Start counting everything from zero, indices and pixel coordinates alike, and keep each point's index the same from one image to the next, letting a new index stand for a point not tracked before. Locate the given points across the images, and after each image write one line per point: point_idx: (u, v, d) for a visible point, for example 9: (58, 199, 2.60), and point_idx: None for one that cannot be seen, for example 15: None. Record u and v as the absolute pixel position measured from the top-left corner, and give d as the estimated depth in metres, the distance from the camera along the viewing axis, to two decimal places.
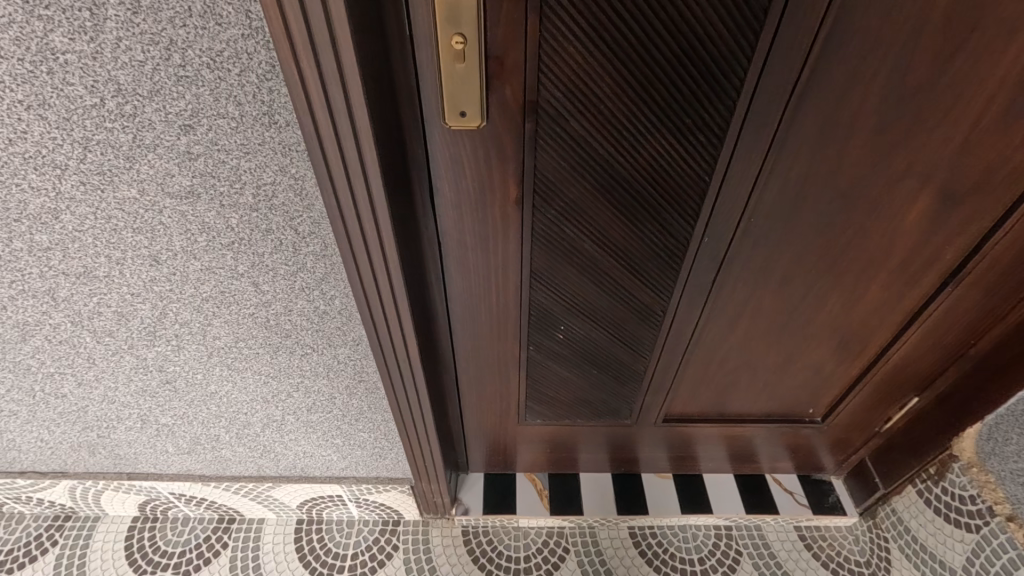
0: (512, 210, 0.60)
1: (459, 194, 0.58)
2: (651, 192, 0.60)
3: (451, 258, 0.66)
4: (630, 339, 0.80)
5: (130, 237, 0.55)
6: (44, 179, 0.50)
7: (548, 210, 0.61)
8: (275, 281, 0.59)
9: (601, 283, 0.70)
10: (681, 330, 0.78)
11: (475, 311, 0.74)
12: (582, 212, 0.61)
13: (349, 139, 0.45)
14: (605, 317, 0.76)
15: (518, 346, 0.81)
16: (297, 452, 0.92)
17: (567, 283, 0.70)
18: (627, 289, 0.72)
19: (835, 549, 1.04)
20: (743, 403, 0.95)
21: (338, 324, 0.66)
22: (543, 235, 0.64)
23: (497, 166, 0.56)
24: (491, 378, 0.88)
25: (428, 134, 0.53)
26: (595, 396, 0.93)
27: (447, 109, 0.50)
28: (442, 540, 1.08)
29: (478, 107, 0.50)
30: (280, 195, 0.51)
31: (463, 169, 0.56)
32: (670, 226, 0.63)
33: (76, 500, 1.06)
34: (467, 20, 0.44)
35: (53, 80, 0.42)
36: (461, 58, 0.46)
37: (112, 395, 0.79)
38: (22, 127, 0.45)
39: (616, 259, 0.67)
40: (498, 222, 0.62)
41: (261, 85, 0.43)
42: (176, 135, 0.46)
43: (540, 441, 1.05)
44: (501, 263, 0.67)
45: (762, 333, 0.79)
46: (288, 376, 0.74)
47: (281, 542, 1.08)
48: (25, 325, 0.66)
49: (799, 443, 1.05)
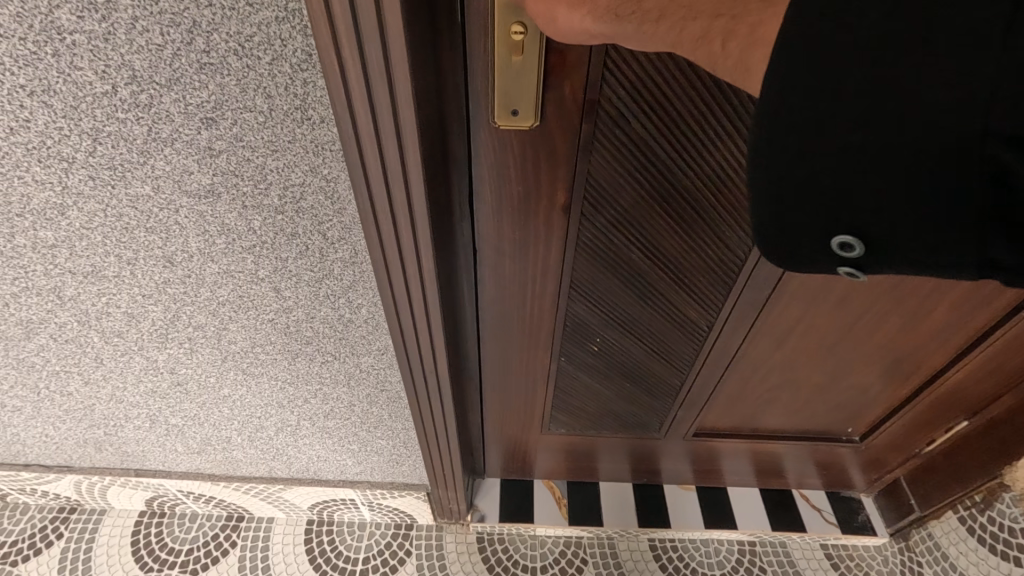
0: (558, 217, 0.56)
1: (502, 197, 0.54)
2: (713, 204, 0.55)
3: (487, 264, 0.62)
4: (669, 353, 0.76)
5: (143, 237, 0.50)
6: (50, 172, 0.45)
7: (598, 218, 0.56)
8: (299, 287, 0.55)
9: (646, 295, 0.66)
10: (725, 347, 0.74)
11: (507, 319, 0.70)
12: (634, 221, 0.57)
13: (391, 139, 0.40)
14: (646, 329, 0.72)
15: (549, 357, 0.77)
16: (310, 456, 0.88)
17: (609, 292, 0.66)
18: (673, 302, 0.67)
19: (863, 570, 1.01)
20: (777, 418, 0.92)
21: (363, 333, 0.61)
22: (589, 244, 0.59)
23: (547, 170, 0.51)
24: (518, 386, 0.84)
25: (474, 131, 0.48)
26: (623, 407, 0.88)
27: (498, 105, 0.45)
28: (456, 547, 1.05)
29: (533, 105, 0.45)
30: (309, 197, 0.46)
31: (508, 172, 0.51)
32: (730, 240, 0.59)
33: (82, 493, 1.03)
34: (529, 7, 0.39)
35: (60, 63, 0.37)
36: (519, 49, 0.42)
37: (120, 395, 0.75)
38: (25, 114, 0.40)
39: (665, 271, 0.63)
40: (542, 230, 0.57)
41: (294, 76, 0.37)
42: (197, 128, 0.41)
43: (562, 450, 1.01)
44: (540, 272, 0.63)
45: (809, 349, 0.75)
46: (307, 382, 0.70)
47: (292, 543, 1.05)
48: (29, 323, 0.62)
49: (831, 460, 1.01)
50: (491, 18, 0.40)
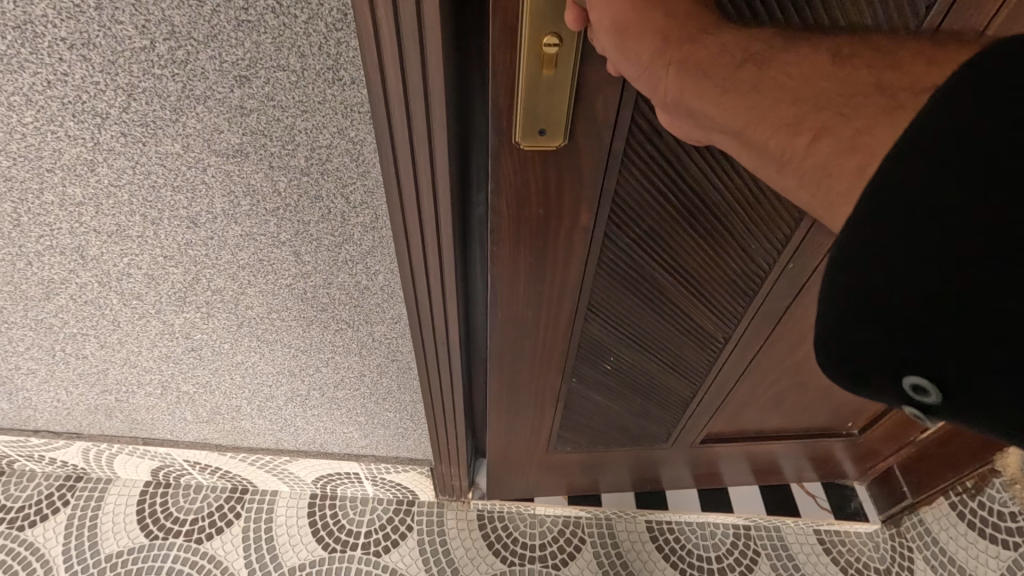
0: (579, 239, 0.56)
1: (521, 217, 0.53)
2: (737, 222, 0.57)
3: (498, 290, 0.62)
4: (679, 362, 0.79)
5: (169, 196, 0.51)
6: (82, 127, 0.46)
7: (621, 236, 0.58)
8: (318, 251, 0.56)
9: (661, 307, 0.69)
10: (741, 354, 0.77)
11: (516, 343, 0.70)
12: (656, 238, 0.59)
13: (419, 102, 0.41)
14: (658, 340, 0.74)
15: (558, 376, 0.77)
16: (318, 428, 0.90)
17: (627, 306, 0.68)
18: (686, 313, 0.70)
19: (855, 555, 1.03)
20: (777, 416, 0.93)
21: (378, 300, 0.63)
22: (611, 261, 0.61)
23: (569, 193, 0.52)
24: (525, 409, 0.84)
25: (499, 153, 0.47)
26: (628, 419, 0.90)
27: (524, 125, 0.45)
28: (457, 523, 1.06)
29: (562, 122, 0.45)
30: (335, 159, 0.47)
31: (528, 196, 0.51)
32: (749, 255, 0.62)
33: (89, 461, 1.04)
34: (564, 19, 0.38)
35: (102, 16, 0.38)
36: (551, 61, 0.41)
37: (134, 359, 0.76)
38: (63, 68, 0.41)
39: (682, 284, 0.65)
40: (561, 253, 0.58)
41: (329, 35, 0.39)
42: (230, 86, 0.42)
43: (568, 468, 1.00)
44: (555, 294, 0.63)
45: (809, 354, 0.78)
46: (319, 351, 0.71)
47: (295, 516, 1.07)
48: (50, 283, 0.63)
49: (824, 453, 1.02)
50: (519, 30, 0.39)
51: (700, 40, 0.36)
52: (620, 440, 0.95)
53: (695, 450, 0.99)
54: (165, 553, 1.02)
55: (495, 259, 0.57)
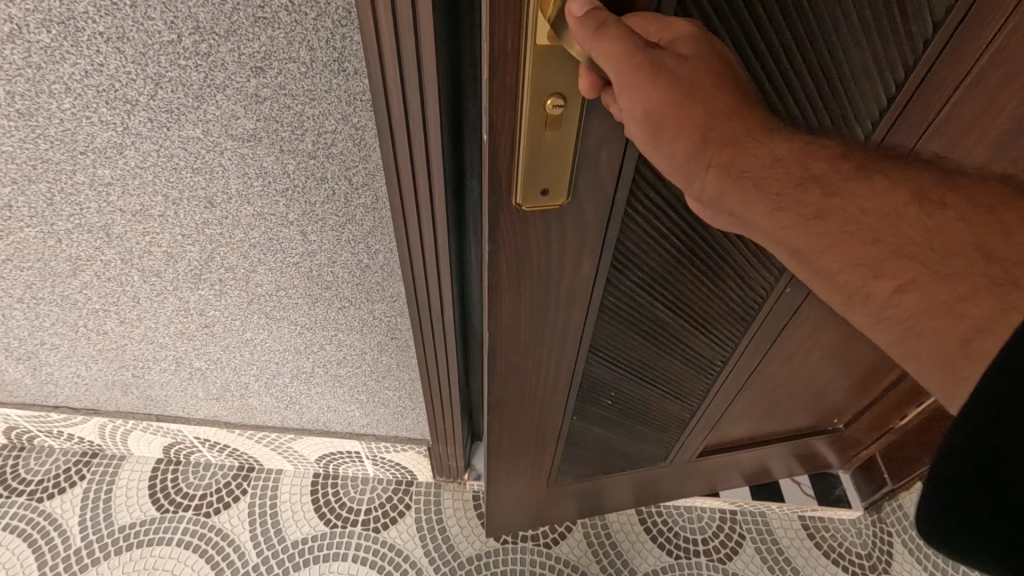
0: (584, 290, 0.59)
1: (521, 276, 0.54)
2: (732, 257, 0.63)
3: (502, 345, 0.62)
4: (679, 387, 0.83)
5: (189, 177, 0.57)
6: (114, 113, 0.51)
7: (627, 280, 0.61)
8: (323, 231, 0.61)
9: (662, 338, 0.72)
10: (743, 369, 0.81)
11: (520, 389, 0.71)
12: (660, 280, 0.63)
13: (414, 91, 0.46)
14: (658, 368, 0.78)
15: (561, 415, 0.79)
16: (321, 406, 0.95)
17: (631, 340, 0.71)
18: (684, 341, 0.74)
19: (837, 540, 1.07)
20: (766, 421, 0.96)
21: (378, 279, 0.68)
22: (615, 299, 0.63)
23: (572, 248, 0.53)
24: (527, 450, 0.84)
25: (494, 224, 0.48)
26: (625, 443, 0.92)
27: (528, 183, 0.44)
28: (453, 503, 1.11)
29: (562, 179, 0.45)
30: (339, 144, 0.52)
31: (534, 254, 0.52)
32: (745, 283, 0.67)
33: (105, 438, 1.10)
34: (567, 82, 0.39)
35: (136, 13, 0.43)
36: (553, 121, 0.41)
37: (151, 335, 0.81)
38: (99, 59, 0.47)
39: (682, 316, 0.70)
40: (565, 304, 0.60)
41: (335, 30, 0.44)
42: (247, 76, 0.47)
43: (568, 499, 1.00)
44: (559, 342, 0.65)
45: (800, 359, 0.82)
46: (323, 328, 0.76)
47: (298, 493, 1.12)
48: (77, 259, 0.69)
49: (807, 448, 1.05)
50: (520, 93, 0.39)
51: (753, 161, 0.40)
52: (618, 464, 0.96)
53: (691, 467, 1.00)
54: (176, 526, 1.07)
55: (500, 314, 0.58)
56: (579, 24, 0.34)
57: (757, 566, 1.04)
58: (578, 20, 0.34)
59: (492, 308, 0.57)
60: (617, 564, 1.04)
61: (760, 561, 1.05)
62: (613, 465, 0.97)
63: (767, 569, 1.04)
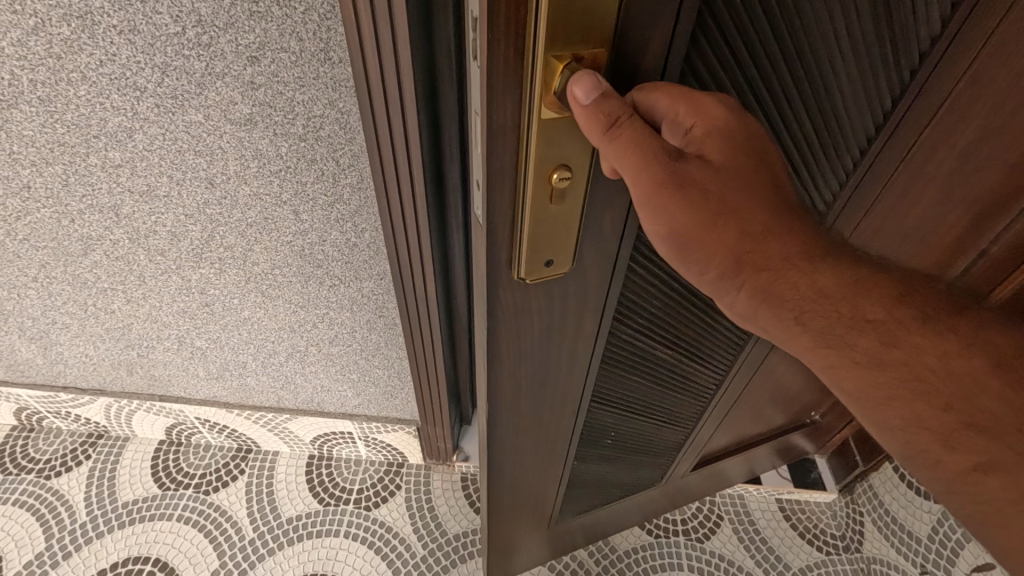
0: (585, 340, 0.59)
1: (524, 336, 0.53)
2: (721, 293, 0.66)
3: (503, 399, 0.61)
4: (674, 414, 0.85)
5: (191, 159, 0.62)
6: (125, 99, 0.57)
7: (628, 325, 0.62)
8: (314, 210, 0.67)
9: (660, 370, 0.74)
10: (736, 383, 0.84)
11: (520, 438, 0.69)
12: (658, 319, 0.64)
13: (392, 77, 0.51)
14: (656, 398, 0.79)
15: (561, 455, 0.78)
16: (315, 385, 1.00)
17: (630, 377, 0.71)
18: (681, 368, 0.76)
19: (813, 521, 1.11)
20: (750, 426, 0.98)
21: (366, 257, 0.73)
22: (619, 339, 0.63)
23: (575, 304, 0.53)
24: (527, 495, 0.82)
25: (495, 292, 0.47)
26: (621, 471, 0.92)
27: (535, 256, 0.44)
28: (442, 484, 1.15)
29: (569, 247, 0.45)
30: (327, 127, 0.58)
31: (537, 314, 0.51)
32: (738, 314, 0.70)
33: (110, 418, 1.15)
34: (570, 151, 0.38)
35: (146, 9, 0.49)
36: (560, 191, 0.40)
37: (155, 314, 0.87)
38: (113, 50, 0.52)
39: (680, 348, 0.72)
40: (566, 355, 0.59)
41: (322, 23, 0.49)
42: (244, 65, 0.53)
43: (569, 531, 0.98)
44: (561, 389, 0.65)
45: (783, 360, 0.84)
46: (316, 306, 0.82)
47: (293, 473, 1.17)
48: (88, 239, 0.74)
49: (786, 443, 1.08)
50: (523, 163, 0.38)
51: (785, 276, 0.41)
52: (615, 492, 0.96)
53: (686, 481, 1.02)
54: (176, 503, 1.12)
55: (501, 371, 0.57)
56: (588, 112, 0.34)
57: (734, 544, 1.08)
58: (586, 108, 0.33)
59: (493, 370, 0.56)
60: (599, 542, 1.08)
61: (737, 540, 1.09)
62: (610, 494, 0.96)
63: (743, 549, 1.08)
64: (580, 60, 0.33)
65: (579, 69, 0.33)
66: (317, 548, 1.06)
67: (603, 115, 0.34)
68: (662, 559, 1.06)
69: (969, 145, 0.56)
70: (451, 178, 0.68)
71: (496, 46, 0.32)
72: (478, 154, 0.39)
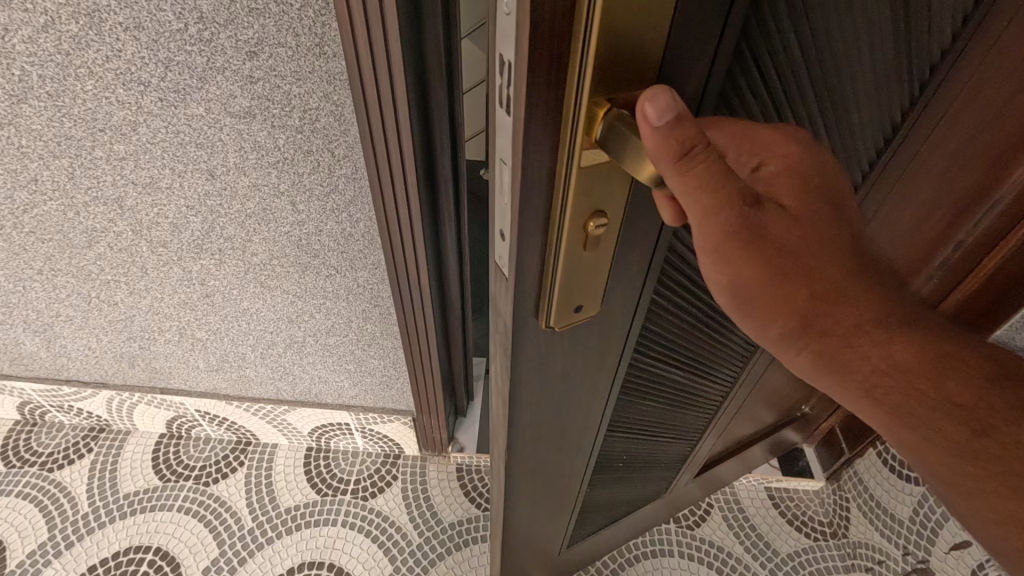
0: (605, 378, 0.56)
1: (545, 379, 0.50)
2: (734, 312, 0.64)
3: (519, 441, 0.58)
4: (681, 430, 0.84)
5: (193, 152, 0.65)
6: (129, 94, 0.59)
7: (647, 355, 0.59)
8: (311, 200, 0.69)
9: (673, 392, 0.72)
10: (739, 395, 0.83)
11: (534, 475, 0.66)
12: (676, 344, 0.62)
13: (384, 70, 0.54)
14: (664, 419, 0.77)
15: (574, 487, 0.75)
16: (313, 376, 1.02)
17: (645, 402, 0.69)
18: (691, 388, 0.74)
19: (801, 509, 1.13)
20: (745, 434, 0.98)
21: (361, 247, 0.76)
22: (637, 373, 0.61)
23: (598, 346, 0.50)
24: (537, 526, 0.79)
25: (519, 338, 0.44)
26: (627, 488, 0.90)
27: (566, 299, 0.41)
28: (437, 475, 1.17)
29: (597, 290, 0.42)
30: (322, 119, 0.61)
31: (559, 358, 0.48)
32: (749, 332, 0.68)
33: (112, 412, 1.17)
34: (609, 192, 0.35)
35: (150, 7, 0.52)
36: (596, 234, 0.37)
37: (157, 306, 0.89)
38: (119, 46, 0.55)
39: (693, 369, 0.70)
40: (586, 394, 0.56)
41: (317, 19, 0.52)
42: (243, 60, 0.56)
43: (577, 550, 0.96)
44: (578, 427, 0.62)
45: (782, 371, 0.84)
46: (313, 296, 0.84)
47: (292, 465, 1.19)
48: (93, 231, 0.77)
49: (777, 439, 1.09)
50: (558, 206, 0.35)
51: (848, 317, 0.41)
52: (621, 511, 0.95)
53: (688, 488, 1.01)
54: (176, 494, 1.14)
55: (519, 415, 0.53)
56: (661, 145, 0.30)
57: (723, 531, 1.11)
58: (659, 141, 0.30)
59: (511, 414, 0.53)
60: None
61: (727, 527, 1.11)
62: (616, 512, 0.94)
63: (733, 535, 1.10)
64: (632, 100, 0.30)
65: (649, 87, 0.30)
66: (315, 536, 1.08)
67: (677, 145, 0.30)
68: (653, 547, 1.08)
69: (963, 144, 0.57)
70: (442, 171, 0.71)
71: (533, 83, 0.29)
72: (507, 199, 0.36)
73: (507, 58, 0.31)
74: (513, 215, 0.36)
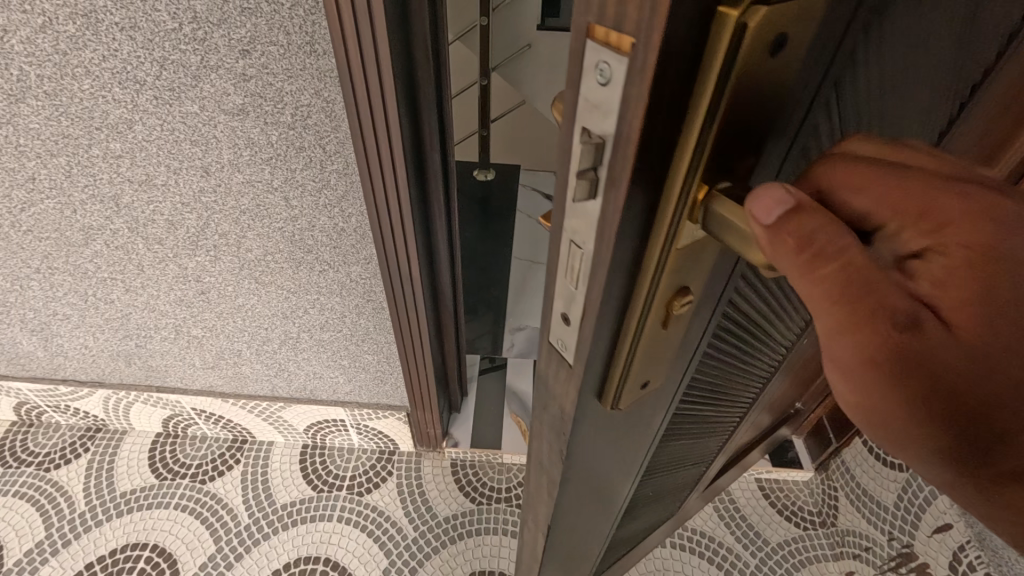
0: (651, 438, 0.51)
1: (597, 455, 0.45)
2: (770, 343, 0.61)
3: (562, 513, 0.52)
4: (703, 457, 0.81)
5: (188, 149, 0.66)
6: (125, 92, 0.61)
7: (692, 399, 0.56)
8: (303, 196, 0.71)
9: (703, 428, 0.68)
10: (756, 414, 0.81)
11: (569, 539, 0.61)
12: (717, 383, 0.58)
13: (372, 65, 0.56)
14: (690, 451, 0.74)
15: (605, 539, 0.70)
16: (308, 372, 1.03)
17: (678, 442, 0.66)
18: (719, 420, 0.71)
19: (790, 499, 1.15)
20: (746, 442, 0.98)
21: (353, 241, 0.77)
22: (678, 422, 0.57)
23: (651, 412, 0.45)
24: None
25: (577, 422, 0.38)
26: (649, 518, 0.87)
27: (632, 382, 0.36)
28: (432, 471, 1.19)
29: (662, 369, 0.37)
30: (314, 116, 0.62)
31: (613, 433, 0.43)
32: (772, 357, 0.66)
33: (109, 411, 1.18)
34: (693, 272, 0.30)
35: (146, 7, 0.53)
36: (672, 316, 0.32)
37: (153, 303, 0.90)
38: (115, 46, 0.57)
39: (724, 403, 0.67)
40: (633, 458, 0.51)
41: (307, 17, 0.54)
42: (236, 58, 0.57)
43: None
44: (619, 488, 0.57)
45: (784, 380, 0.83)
46: (306, 292, 0.86)
47: (288, 462, 1.20)
48: (90, 229, 0.78)
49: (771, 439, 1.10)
50: (639, 293, 0.30)
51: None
52: (639, 541, 0.91)
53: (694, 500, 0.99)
54: (173, 492, 1.15)
55: (566, 492, 0.48)
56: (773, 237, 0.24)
57: (714, 522, 1.12)
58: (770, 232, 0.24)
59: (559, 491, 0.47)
60: None
61: (718, 519, 1.13)
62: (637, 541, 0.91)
63: (724, 526, 1.12)
64: (728, 168, 0.25)
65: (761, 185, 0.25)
66: (311, 531, 1.09)
67: (796, 236, 0.25)
68: None
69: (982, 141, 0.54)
70: (432, 167, 0.73)
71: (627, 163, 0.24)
72: (578, 283, 0.30)
73: (598, 134, 0.24)
74: (583, 305, 0.30)
